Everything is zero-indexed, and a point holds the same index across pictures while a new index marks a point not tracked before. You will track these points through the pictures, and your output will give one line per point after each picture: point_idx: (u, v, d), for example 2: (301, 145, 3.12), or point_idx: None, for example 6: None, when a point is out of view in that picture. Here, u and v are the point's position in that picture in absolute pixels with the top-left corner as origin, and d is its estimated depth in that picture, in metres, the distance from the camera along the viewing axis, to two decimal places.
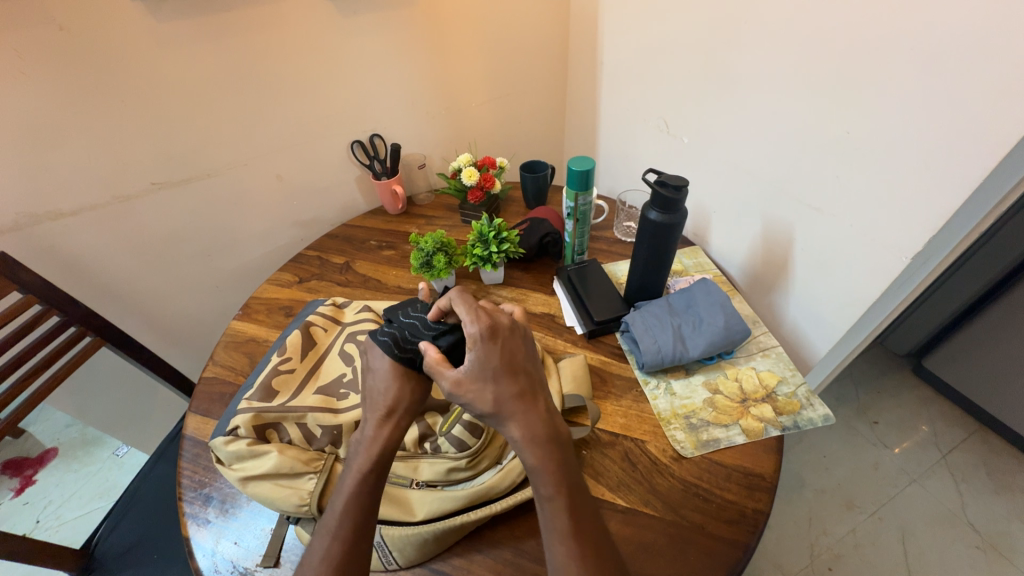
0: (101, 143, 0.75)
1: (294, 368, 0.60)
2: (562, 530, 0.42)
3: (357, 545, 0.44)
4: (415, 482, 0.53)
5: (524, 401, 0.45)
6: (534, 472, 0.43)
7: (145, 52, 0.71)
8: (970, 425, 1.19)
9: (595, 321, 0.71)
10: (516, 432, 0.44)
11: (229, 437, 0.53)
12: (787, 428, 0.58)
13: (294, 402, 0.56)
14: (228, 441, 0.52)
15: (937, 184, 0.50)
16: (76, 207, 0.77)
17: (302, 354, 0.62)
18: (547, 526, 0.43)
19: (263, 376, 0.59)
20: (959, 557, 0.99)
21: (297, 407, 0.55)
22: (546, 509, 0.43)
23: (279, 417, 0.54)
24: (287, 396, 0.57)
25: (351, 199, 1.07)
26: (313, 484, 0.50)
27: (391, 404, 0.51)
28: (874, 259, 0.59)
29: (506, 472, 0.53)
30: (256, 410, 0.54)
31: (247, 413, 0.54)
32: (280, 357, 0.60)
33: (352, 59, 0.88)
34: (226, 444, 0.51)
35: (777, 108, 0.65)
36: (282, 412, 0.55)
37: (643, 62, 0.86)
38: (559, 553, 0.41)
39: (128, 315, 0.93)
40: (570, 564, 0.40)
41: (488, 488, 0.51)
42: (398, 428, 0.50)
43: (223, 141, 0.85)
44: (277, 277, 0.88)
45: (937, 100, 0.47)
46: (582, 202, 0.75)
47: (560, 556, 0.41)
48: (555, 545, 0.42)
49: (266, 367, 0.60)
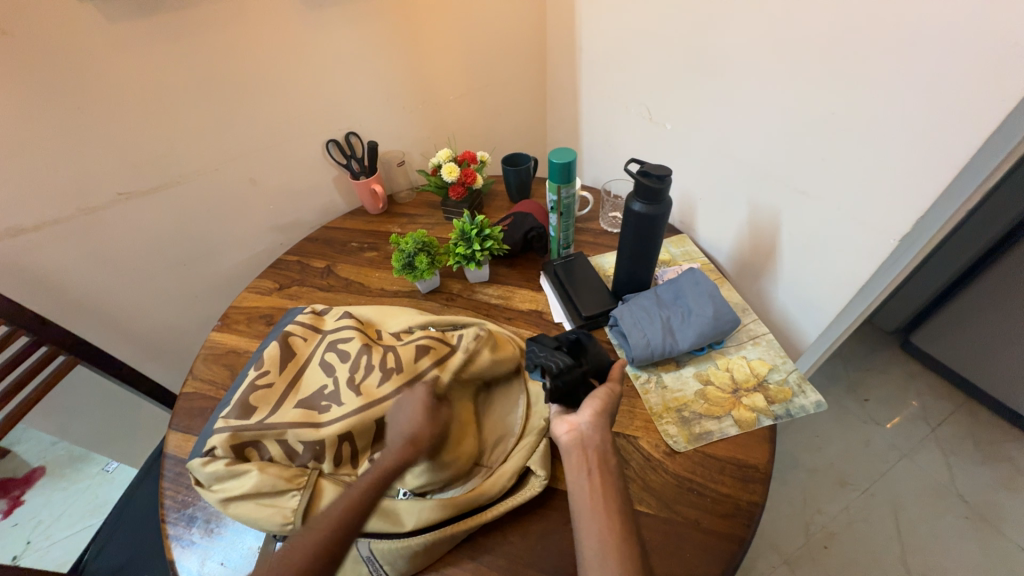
0: (59, 154, 0.71)
1: (272, 383, 0.57)
2: (607, 512, 0.42)
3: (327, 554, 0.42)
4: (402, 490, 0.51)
5: (602, 430, 0.47)
6: (590, 476, 0.44)
7: (99, 54, 0.68)
8: (958, 398, 1.20)
9: (583, 316, 0.69)
10: (586, 458, 0.45)
11: (206, 457, 0.52)
12: (780, 417, 0.58)
13: (273, 418, 0.53)
14: (206, 463, 0.51)
15: (924, 164, 0.48)
16: (38, 221, 0.74)
17: (281, 367, 0.59)
18: (583, 520, 0.42)
19: (240, 392, 0.56)
20: (951, 528, 1.00)
21: (275, 424, 0.53)
22: (581, 492, 0.44)
23: (257, 435, 0.52)
24: (266, 412, 0.54)
25: (330, 200, 1.05)
26: (297, 502, 0.50)
27: (417, 435, 0.50)
28: (863, 242, 0.58)
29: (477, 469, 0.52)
30: (233, 429, 0.52)
31: (223, 432, 0.52)
32: (258, 371, 0.58)
33: (320, 54, 0.85)
34: (202, 465, 0.51)
35: (756, 98, 0.64)
36: (259, 430, 0.52)
37: (623, 52, 0.84)
38: (594, 529, 0.41)
39: (102, 331, 0.90)
40: (611, 539, 0.41)
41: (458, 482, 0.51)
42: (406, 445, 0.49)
43: (191, 145, 0.82)
44: (257, 284, 0.85)
45: (924, 77, 0.46)
46: (566, 195, 0.72)
47: (595, 531, 0.41)
48: (595, 528, 0.41)
49: (244, 383, 0.57)
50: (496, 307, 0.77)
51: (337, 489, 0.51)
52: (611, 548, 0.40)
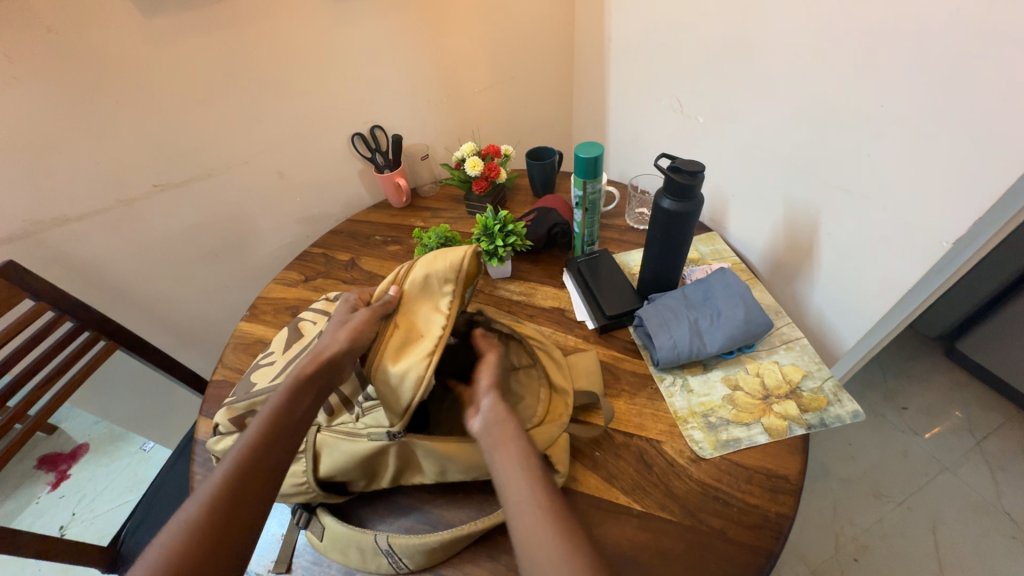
0: (99, 148, 0.74)
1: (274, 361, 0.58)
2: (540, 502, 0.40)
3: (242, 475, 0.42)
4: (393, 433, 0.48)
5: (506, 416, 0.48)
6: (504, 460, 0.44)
7: (136, 49, 0.69)
8: (1008, 410, 1.13)
9: (607, 316, 0.68)
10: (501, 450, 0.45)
11: (219, 435, 0.54)
12: (813, 426, 0.55)
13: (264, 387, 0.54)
14: (217, 441, 0.53)
15: (981, 162, 0.45)
16: (80, 211, 0.77)
17: (287, 347, 0.60)
18: (517, 510, 0.40)
19: (249, 373, 0.59)
20: (995, 548, 0.95)
21: (261, 391, 0.53)
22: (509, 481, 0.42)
23: (247, 405, 0.53)
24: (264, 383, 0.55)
25: (355, 194, 1.05)
26: (303, 464, 0.50)
27: (327, 347, 0.52)
28: (908, 245, 0.54)
29: (404, 373, 0.49)
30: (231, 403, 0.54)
31: (223, 408, 0.54)
32: (265, 355, 0.61)
33: (347, 48, 0.85)
34: (215, 443, 0.53)
35: (797, 90, 0.61)
36: (250, 398, 0.53)
37: (654, 42, 0.81)
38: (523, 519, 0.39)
39: (141, 318, 0.94)
40: (542, 525, 0.38)
41: (390, 394, 0.49)
42: (317, 359, 0.50)
43: (222, 139, 0.84)
44: (284, 276, 0.87)
45: (988, 64, 0.42)
46: (591, 190, 0.70)
47: (524, 520, 0.39)
48: (533, 518, 0.39)
49: (254, 365, 0.60)
50: (518, 303, 0.76)
51: (335, 440, 0.51)
52: (546, 532, 0.38)
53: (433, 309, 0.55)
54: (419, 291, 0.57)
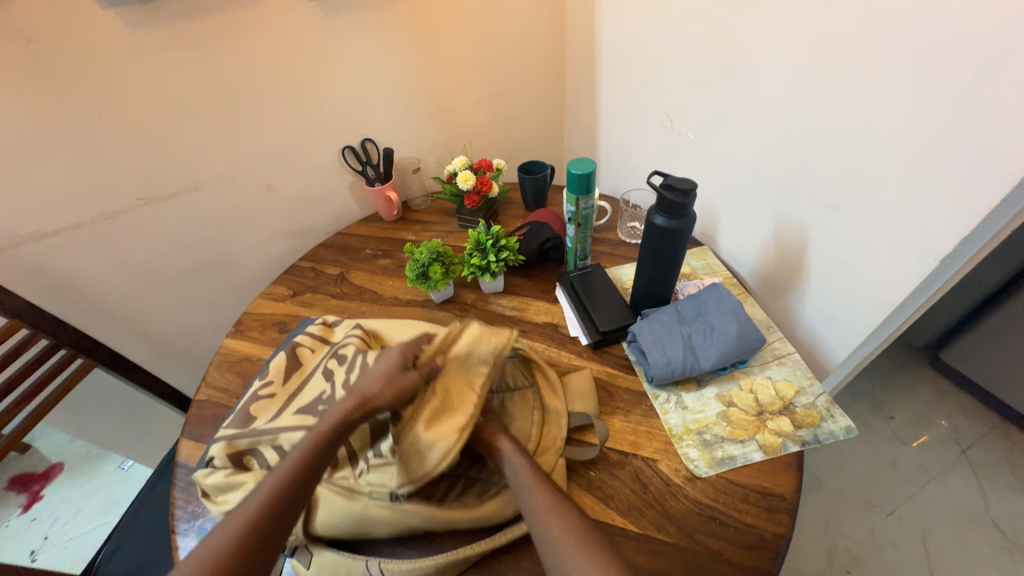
0: (80, 161, 0.72)
1: (275, 393, 0.57)
2: (571, 526, 0.42)
3: (264, 522, 0.42)
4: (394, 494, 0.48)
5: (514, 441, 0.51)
6: (525, 487, 0.47)
7: (121, 62, 0.68)
8: (991, 419, 1.15)
9: (601, 331, 0.67)
10: (522, 472, 0.48)
11: (208, 468, 0.51)
12: (807, 442, 0.55)
13: (270, 425, 0.53)
14: (206, 474, 0.51)
15: (966, 181, 0.45)
16: (59, 226, 0.75)
17: (285, 378, 0.59)
18: (550, 535, 0.42)
19: (243, 403, 0.56)
20: (984, 558, 0.95)
21: (270, 429, 0.52)
22: (537, 504, 0.45)
23: (253, 442, 0.51)
24: (266, 419, 0.54)
25: (345, 206, 1.04)
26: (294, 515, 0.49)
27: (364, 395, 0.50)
28: (895, 261, 0.55)
29: (434, 445, 0.48)
30: (230, 437, 0.52)
31: (221, 441, 0.52)
32: (262, 382, 0.58)
33: (338, 60, 0.85)
34: (204, 476, 0.50)
35: (786, 108, 0.62)
36: (256, 436, 0.52)
37: (645, 59, 0.82)
38: (556, 533, 0.42)
39: (121, 335, 0.91)
40: (572, 535, 0.42)
41: (415, 458, 0.49)
42: (349, 407, 0.50)
43: (209, 152, 0.82)
44: (271, 291, 0.85)
45: (974, 82, 0.42)
46: (584, 206, 0.70)
47: (556, 535, 0.42)
48: (566, 540, 0.41)
49: (248, 393, 0.57)
50: (510, 318, 0.75)
51: (330, 495, 0.49)
52: (575, 547, 0.41)
53: (467, 385, 0.53)
54: (460, 363, 0.54)
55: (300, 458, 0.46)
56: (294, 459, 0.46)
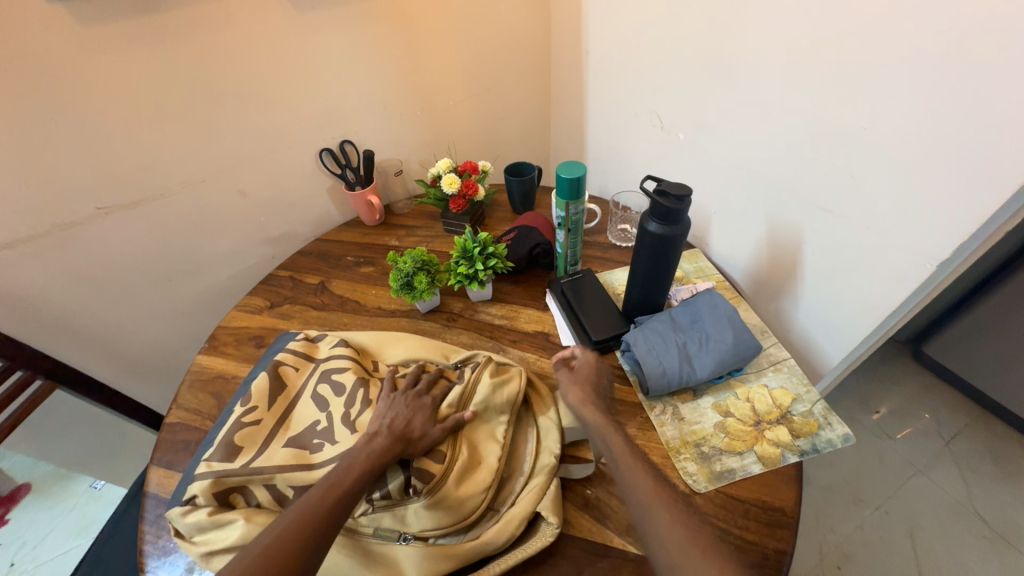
0: (31, 169, 0.66)
1: (260, 420, 0.53)
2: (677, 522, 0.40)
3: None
4: (404, 535, 0.48)
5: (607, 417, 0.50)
6: (622, 470, 0.44)
7: (71, 61, 0.63)
8: (972, 411, 1.17)
9: (594, 341, 0.65)
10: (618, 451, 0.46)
11: (187, 506, 0.48)
12: (806, 452, 0.54)
13: (259, 461, 0.49)
14: (187, 513, 0.47)
15: (966, 184, 0.44)
16: (10, 240, 0.69)
17: (270, 401, 0.55)
18: (659, 525, 0.40)
19: (225, 431, 0.53)
20: (970, 549, 0.97)
21: (263, 468, 0.48)
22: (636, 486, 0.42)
23: (243, 481, 0.48)
24: (252, 453, 0.50)
25: (324, 211, 1.00)
26: None
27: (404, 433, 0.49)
28: (891, 264, 0.54)
29: (464, 499, 0.48)
30: (216, 474, 0.49)
31: (205, 479, 0.48)
32: (244, 408, 0.54)
33: (312, 58, 0.80)
34: (184, 516, 0.47)
35: (778, 112, 0.60)
36: (245, 475, 0.48)
37: (633, 60, 0.80)
38: (660, 519, 0.40)
39: (85, 351, 0.85)
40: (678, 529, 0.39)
41: (445, 508, 0.47)
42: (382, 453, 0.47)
43: (174, 157, 0.77)
44: (247, 303, 0.81)
45: (977, 74, 0.41)
46: (574, 211, 0.68)
47: (663, 522, 0.40)
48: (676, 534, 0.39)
49: (229, 420, 0.54)
50: (499, 327, 0.73)
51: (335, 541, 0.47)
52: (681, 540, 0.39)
53: (492, 436, 0.53)
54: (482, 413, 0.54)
55: (295, 518, 0.40)
56: (287, 522, 0.40)
